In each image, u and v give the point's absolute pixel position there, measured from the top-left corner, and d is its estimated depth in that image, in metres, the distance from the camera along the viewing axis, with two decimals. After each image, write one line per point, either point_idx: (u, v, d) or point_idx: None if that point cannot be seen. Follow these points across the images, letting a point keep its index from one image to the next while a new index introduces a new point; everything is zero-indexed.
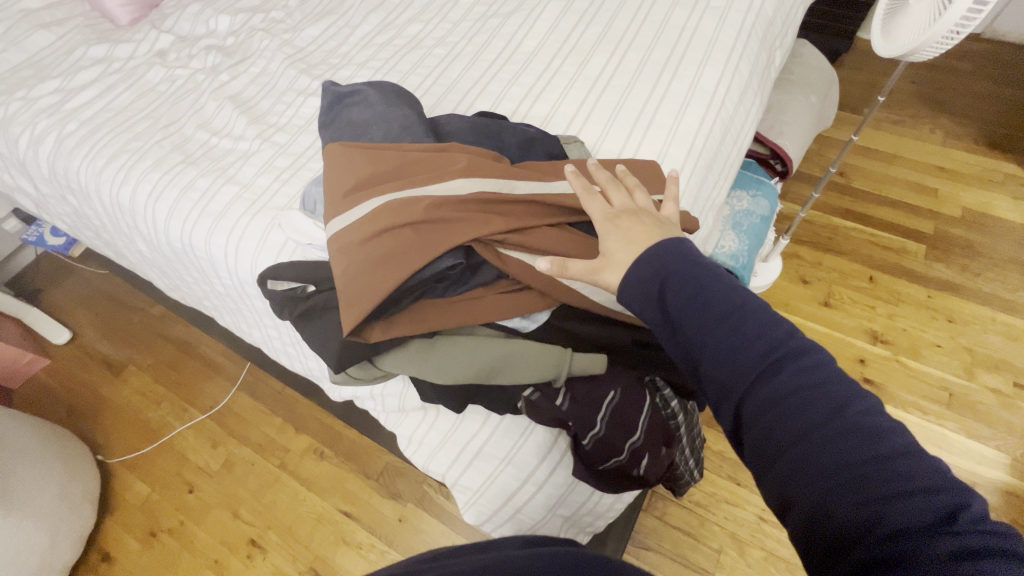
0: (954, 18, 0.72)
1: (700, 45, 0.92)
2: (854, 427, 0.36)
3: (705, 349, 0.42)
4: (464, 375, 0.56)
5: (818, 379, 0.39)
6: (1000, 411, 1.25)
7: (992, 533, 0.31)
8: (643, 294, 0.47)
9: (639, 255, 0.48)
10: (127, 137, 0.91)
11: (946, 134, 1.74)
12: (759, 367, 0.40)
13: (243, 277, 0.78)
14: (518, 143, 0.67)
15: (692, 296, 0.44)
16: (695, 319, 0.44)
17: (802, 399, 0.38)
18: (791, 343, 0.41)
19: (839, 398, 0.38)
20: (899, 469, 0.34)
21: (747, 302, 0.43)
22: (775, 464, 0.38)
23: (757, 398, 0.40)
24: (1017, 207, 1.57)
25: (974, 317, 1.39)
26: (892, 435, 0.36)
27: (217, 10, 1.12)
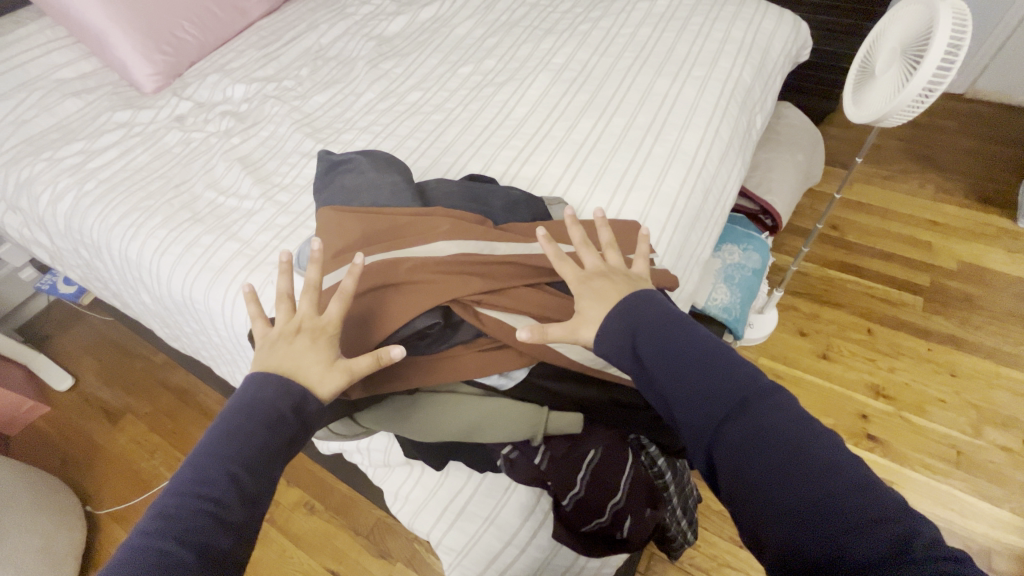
0: (923, 81, 0.76)
1: (681, 111, 0.98)
2: (817, 462, 0.39)
3: (677, 396, 0.46)
4: (446, 433, 0.56)
5: (782, 417, 0.42)
6: (1012, 471, 1.21)
7: (946, 562, 0.34)
8: (616, 344, 0.51)
9: (615, 307, 0.53)
10: (140, 195, 0.97)
11: (935, 189, 1.77)
12: (728, 409, 0.44)
13: (238, 330, 0.81)
14: (502, 206, 0.71)
15: (664, 345, 0.49)
16: (667, 367, 0.48)
17: (769, 437, 0.41)
18: (756, 385, 0.45)
19: (803, 433, 0.41)
20: (860, 502, 0.37)
21: (711, 349, 0.48)
22: (748, 502, 0.40)
23: (728, 438, 0.43)
24: (1012, 260, 1.58)
25: (978, 371, 1.37)
26: (851, 469, 0.39)
27: (234, 79, 1.21)
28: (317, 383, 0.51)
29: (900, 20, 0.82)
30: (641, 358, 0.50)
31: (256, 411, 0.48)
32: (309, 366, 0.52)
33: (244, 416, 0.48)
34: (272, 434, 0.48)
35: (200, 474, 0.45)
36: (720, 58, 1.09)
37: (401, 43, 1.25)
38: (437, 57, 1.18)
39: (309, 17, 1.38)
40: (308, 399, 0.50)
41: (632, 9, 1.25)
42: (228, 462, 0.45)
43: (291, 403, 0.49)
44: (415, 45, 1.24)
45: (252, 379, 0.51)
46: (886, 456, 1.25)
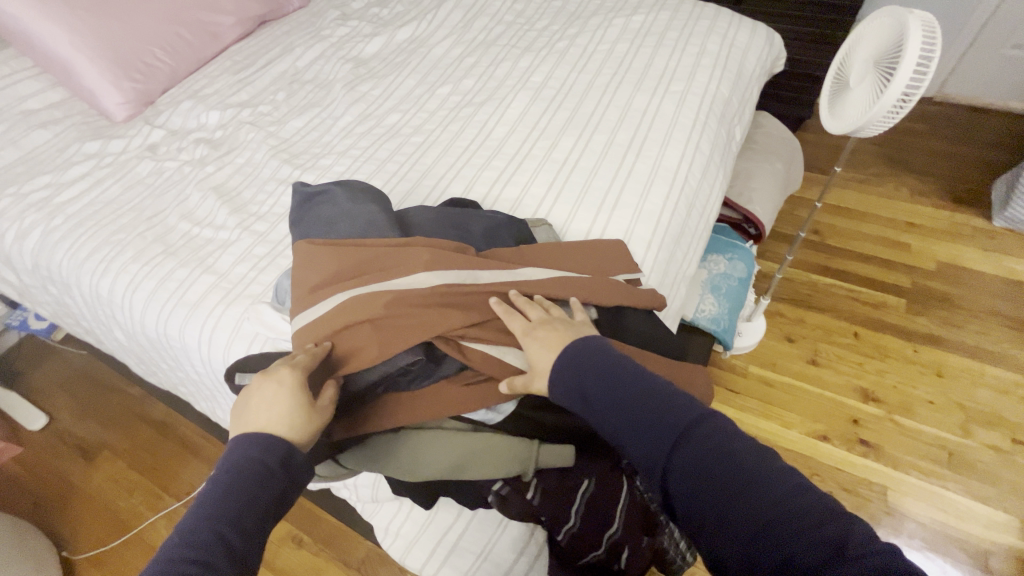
0: (900, 89, 0.77)
1: (661, 126, 0.98)
2: (751, 477, 0.40)
3: (628, 431, 0.46)
4: (433, 471, 0.54)
5: (717, 439, 0.43)
6: (1002, 470, 1.22)
7: (877, 553, 0.35)
8: (565, 383, 0.51)
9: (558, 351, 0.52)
10: (111, 228, 0.93)
11: (911, 190, 1.80)
12: (669, 440, 0.44)
13: (215, 366, 0.78)
14: (483, 231, 0.70)
15: (605, 384, 0.49)
16: (614, 403, 0.48)
17: (707, 460, 0.42)
18: (690, 411, 0.45)
19: (737, 450, 0.42)
20: (795, 510, 0.38)
21: (653, 380, 0.48)
22: (701, 527, 0.40)
23: (673, 469, 0.43)
24: (989, 259, 1.60)
25: (963, 370, 1.38)
26: (782, 478, 0.40)
27: (208, 105, 1.19)
28: (303, 427, 0.49)
29: (870, 33, 0.83)
30: (589, 399, 0.49)
31: (245, 466, 0.46)
32: (277, 416, 0.49)
33: (235, 471, 0.46)
34: (262, 491, 0.46)
35: (188, 535, 0.43)
36: (697, 73, 1.09)
37: (378, 65, 1.24)
38: (416, 78, 1.18)
39: (285, 41, 1.36)
40: (295, 450, 0.49)
41: (608, 25, 1.25)
42: (217, 520, 0.44)
43: (279, 456, 0.47)
44: (393, 66, 1.23)
45: (240, 431, 0.49)
46: (879, 460, 1.25)
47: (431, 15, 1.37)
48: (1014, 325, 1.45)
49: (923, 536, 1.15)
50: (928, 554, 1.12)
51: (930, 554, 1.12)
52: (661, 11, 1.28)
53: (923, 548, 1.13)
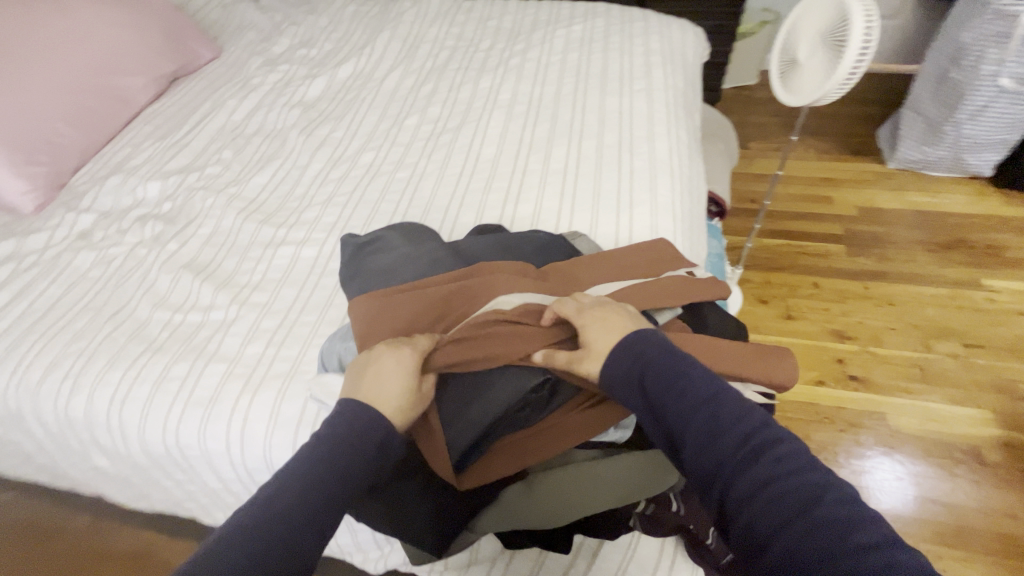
0: (850, 64, 0.86)
1: (641, 123, 1.02)
2: (831, 516, 0.35)
3: (685, 437, 0.42)
4: (593, 505, 0.50)
5: (794, 467, 0.38)
6: (964, 373, 1.39)
7: None
8: (623, 380, 0.48)
9: (617, 342, 0.49)
10: (66, 337, 0.78)
11: (818, 150, 2.03)
12: (735, 455, 0.40)
13: (255, 465, 0.68)
14: (535, 251, 0.68)
15: (669, 385, 0.45)
16: (675, 404, 0.44)
17: (780, 489, 0.37)
18: (763, 429, 0.41)
19: (817, 485, 0.37)
20: (876, 562, 0.33)
21: (722, 388, 0.44)
22: (762, 560, 0.36)
23: (739, 486, 0.38)
24: (896, 196, 1.84)
25: (907, 295, 1.56)
26: (868, 525, 0.35)
27: (142, 177, 1.04)
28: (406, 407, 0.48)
29: (815, 14, 0.94)
30: (646, 393, 0.46)
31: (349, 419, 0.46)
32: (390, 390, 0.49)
33: (327, 444, 0.45)
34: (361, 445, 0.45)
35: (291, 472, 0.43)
36: (652, 70, 1.15)
37: (329, 105, 1.16)
38: (376, 114, 1.12)
39: (210, 95, 1.24)
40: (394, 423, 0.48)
41: (552, 37, 1.28)
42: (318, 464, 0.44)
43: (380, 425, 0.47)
44: (345, 106, 1.16)
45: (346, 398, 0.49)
46: (870, 391, 1.37)
47: (368, 49, 1.31)
48: (931, 248, 1.68)
49: (926, 448, 1.27)
50: (934, 463, 1.25)
51: (937, 462, 1.25)
52: (595, 18, 1.33)
53: (929, 459, 1.25)
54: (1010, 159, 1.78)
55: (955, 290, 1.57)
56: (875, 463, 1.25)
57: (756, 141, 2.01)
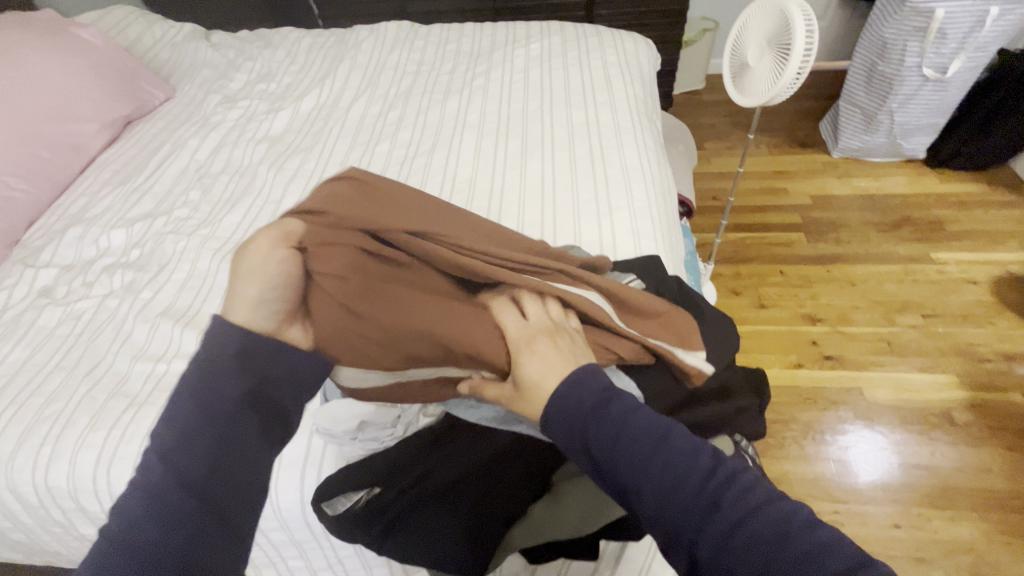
0: (797, 63, 0.92)
1: (609, 133, 1.05)
2: (801, 551, 0.32)
3: (648, 495, 0.36)
4: (621, 509, 0.51)
5: (757, 503, 0.34)
6: (928, 341, 1.48)
7: None
8: (564, 432, 0.40)
9: (562, 381, 0.42)
10: (40, 401, 0.73)
11: (768, 145, 2.14)
12: (699, 505, 0.34)
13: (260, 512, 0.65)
14: None
15: (615, 433, 0.38)
16: (625, 452, 0.37)
17: (749, 533, 0.33)
18: (719, 468, 0.36)
19: (784, 516, 0.34)
20: None
21: (667, 426, 0.38)
22: None
23: (707, 541, 0.34)
24: (843, 183, 1.95)
25: (866, 274, 1.66)
26: (837, 551, 0.33)
27: (105, 225, 0.99)
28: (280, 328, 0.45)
29: (759, 21, 1.00)
30: (593, 450, 0.38)
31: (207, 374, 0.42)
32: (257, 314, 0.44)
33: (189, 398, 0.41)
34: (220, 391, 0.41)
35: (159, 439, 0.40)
36: (612, 82, 1.20)
37: (296, 138, 1.15)
38: (346, 143, 1.11)
39: (169, 136, 1.20)
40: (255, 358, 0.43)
41: (512, 56, 1.32)
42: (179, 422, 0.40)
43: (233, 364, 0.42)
44: (313, 137, 1.15)
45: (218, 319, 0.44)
46: (845, 368, 1.44)
47: (330, 79, 1.31)
48: (881, 229, 1.79)
49: (903, 416, 1.34)
50: (913, 429, 1.31)
51: (914, 428, 1.31)
52: (551, 36, 1.37)
53: (908, 426, 1.32)
54: (940, 141, 1.93)
55: (908, 265, 1.67)
56: (854, 439, 1.30)
57: (711, 142, 2.10)
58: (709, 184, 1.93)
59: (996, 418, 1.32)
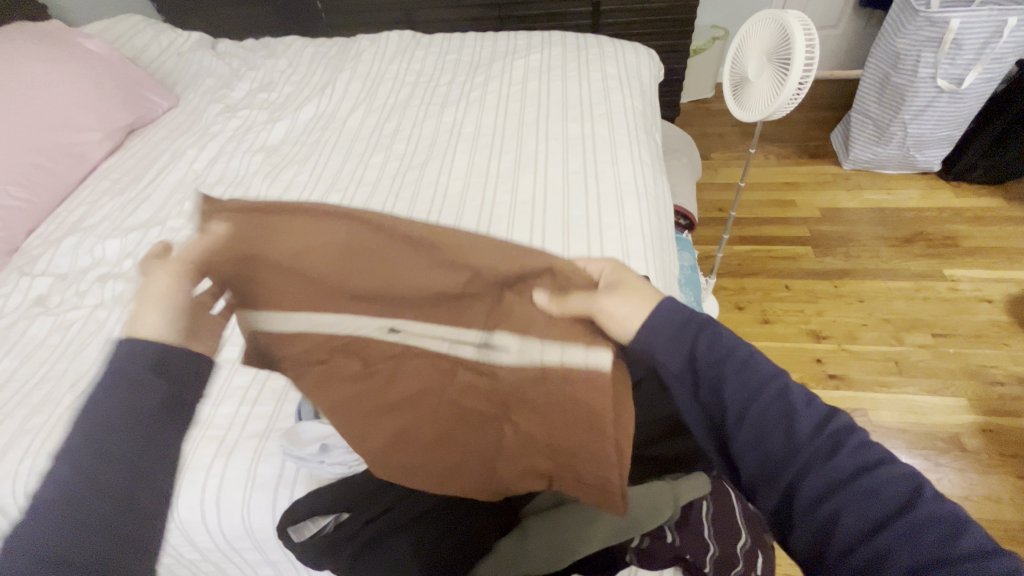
0: (796, 80, 0.90)
1: (604, 147, 1.04)
2: (873, 474, 0.39)
3: (742, 422, 0.43)
4: (592, 546, 0.49)
5: (843, 429, 0.42)
6: (938, 362, 1.43)
7: None
8: (663, 350, 0.47)
9: (663, 309, 0.48)
10: (23, 413, 0.74)
11: (777, 155, 2.10)
12: (795, 418, 0.42)
13: (233, 532, 0.65)
14: None
15: (721, 352, 0.45)
16: (733, 369, 0.45)
17: (834, 449, 0.40)
18: (806, 401, 0.43)
19: (856, 442, 0.41)
20: (925, 515, 0.37)
21: (762, 363, 0.45)
22: (811, 514, 0.39)
23: (792, 449, 0.41)
24: (854, 195, 1.90)
25: (875, 291, 1.61)
26: (911, 480, 0.39)
27: (101, 235, 1.00)
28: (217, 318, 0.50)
29: (759, 35, 0.98)
30: (698, 369, 0.46)
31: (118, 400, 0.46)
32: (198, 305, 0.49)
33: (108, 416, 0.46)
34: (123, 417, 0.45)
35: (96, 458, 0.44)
36: (610, 94, 1.18)
37: (292, 149, 1.15)
38: (341, 155, 1.11)
39: (169, 145, 1.21)
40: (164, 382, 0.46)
41: (511, 67, 1.31)
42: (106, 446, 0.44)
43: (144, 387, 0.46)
44: (309, 148, 1.15)
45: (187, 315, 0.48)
46: (850, 388, 1.39)
47: (329, 89, 1.31)
48: (892, 243, 1.74)
49: (910, 440, 1.29)
50: (920, 454, 1.27)
51: (921, 453, 1.27)
52: (552, 47, 1.36)
53: (914, 450, 1.27)
54: (955, 154, 1.87)
55: (919, 282, 1.62)
56: None
57: (718, 152, 2.07)
58: (715, 195, 1.90)
59: (1008, 445, 1.27)
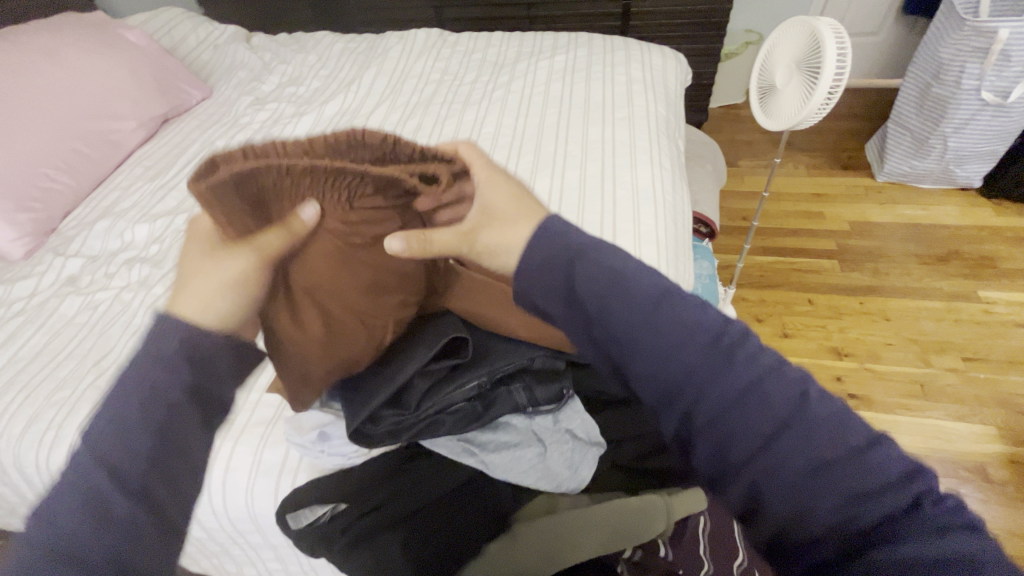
0: (826, 88, 0.87)
1: (624, 152, 1.03)
2: (806, 420, 0.38)
3: (638, 354, 0.41)
4: (584, 553, 0.49)
5: (762, 369, 0.40)
6: (967, 388, 1.37)
7: (946, 510, 0.35)
8: (550, 287, 0.44)
9: (532, 237, 0.45)
10: (49, 388, 0.77)
11: (807, 165, 2.04)
12: (705, 365, 0.39)
13: (237, 515, 0.67)
14: None
15: (603, 287, 0.42)
16: (617, 310, 0.41)
17: (757, 400, 0.38)
18: (722, 333, 0.41)
19: (766, 376, 0.39)
20: (857, 465, 0.36)
21: (662, 293, 0.42)
22: (733, 467, 0.38)
23: (708, 401, 0.39)
24: (886, 209, 1.84)
25: (904, 310, 1.55)
26: (854, 428, 0.38)
27: (131, 219, 1.04)
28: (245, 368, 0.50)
29: (790, 41, 0.95)
30: (585, 307, 0.42)
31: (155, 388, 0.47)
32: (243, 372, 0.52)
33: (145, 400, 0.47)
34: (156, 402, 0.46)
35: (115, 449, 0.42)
36: (634, 98, 1.17)
37: None
38: None
39: (200, 136, 1.25)
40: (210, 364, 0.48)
41: (535, 68, 1.30)
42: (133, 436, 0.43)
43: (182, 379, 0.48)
44: None
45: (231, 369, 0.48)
46: (871, 410, 1.35)
47: (355, 85, 1.33)
48: (924, 261, 1.67)
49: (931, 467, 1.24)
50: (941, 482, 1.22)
51: (943, 481, 1.22)
52: (577, 48, 1.35)
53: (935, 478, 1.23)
54: (999, 170, 1.79)
55: (951, 303, 1.56)
56: None
57: (745, 159, 2.02)
58: (739, 204, 1.86)
59: None
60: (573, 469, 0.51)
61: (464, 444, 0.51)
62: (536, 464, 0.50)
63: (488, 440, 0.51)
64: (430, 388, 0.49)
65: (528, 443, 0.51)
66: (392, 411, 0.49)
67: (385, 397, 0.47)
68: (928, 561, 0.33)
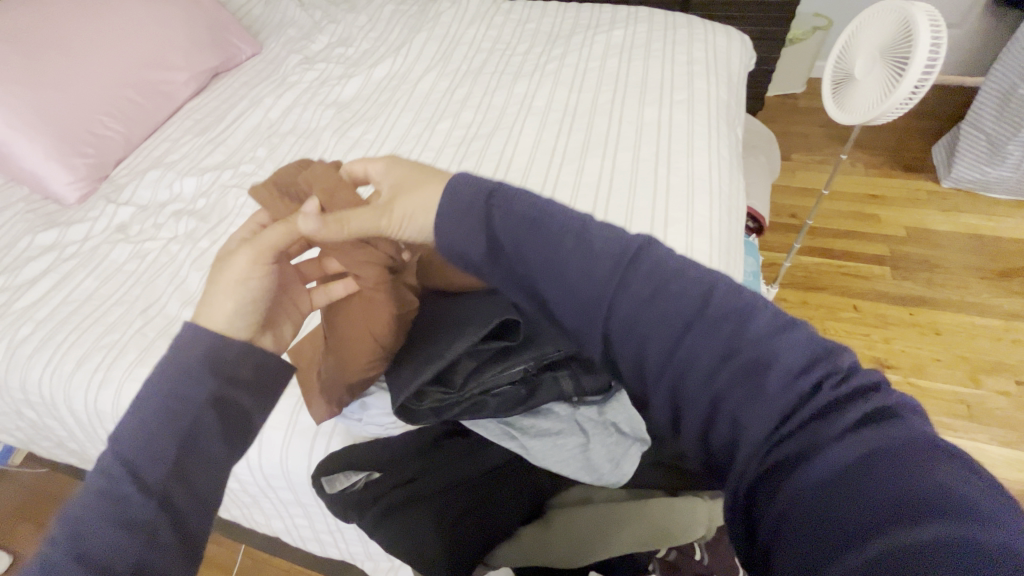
0: (914, 81, 0.80)
1: (681, 137, 0.98)
2: (721, 313, 0.37)
3: (552, 276, 0.41)
4: (619, 549, 0.48)
5: (670, 274, 0.39)
6: (1017, 413, 1.30)
7: (863, 393, 0.34)
8: (467, 213, 0.43)
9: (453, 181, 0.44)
10: (98, 331, 0.79)
11: (866, 163, 1.92)
12: (617, 276, 0.40)
13: (270, 471, 0.69)
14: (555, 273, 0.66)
15: (521, 217, 0.42)
16: (531, 244, 0.42)
17: (667, 295, 0.38)
18: (637, 247, 0.41)
19: (680, 272, 0.39)
20: (771, 354, 0.36)
21: (585, 218, 0.42)
22: (655, 378, 0.39)
23: (621, 312, 0.39)
24: (948, 217, 1.72)
25: (957, 325, 1.47)
26: (758, 316, 0.37)
27: (180, 172, 1.05)
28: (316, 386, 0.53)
29: (876, 26, 0.88)
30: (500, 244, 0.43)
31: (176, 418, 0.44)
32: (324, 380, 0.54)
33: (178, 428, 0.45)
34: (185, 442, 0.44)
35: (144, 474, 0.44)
36: (694, 80, 1.11)
37: (362, 107, 1.16)
38: (409, 118, 1.11)
39: (248, 92, 1.25)
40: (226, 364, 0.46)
41: (591, 42, 1.25)
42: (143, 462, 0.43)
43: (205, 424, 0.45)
44: (379, 107, 1.16)
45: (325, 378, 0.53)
46: None
47: (404, 49, 1.30)
48: (984, 276, 1.57)
49: None
50: None
51: None
52: (637, 23, 1.28)
53: None
54: None
55: (1010, 322, 1.46)
56: None
57: (800, 153, 1.92)
58: (789, 200, 1.78)
59: None
60: (614, 463, 0.50)
61: (504, 426, 0.50)
62: (577, 455, 0.49)
63: (530, 426, 0.50)
64: (475, 369, 0.48)
65: (569, 432, 0.50)
66: (437, 388, 0.48)
67: (430, 376, 0.46)
68: (846, 457, 0.31)
